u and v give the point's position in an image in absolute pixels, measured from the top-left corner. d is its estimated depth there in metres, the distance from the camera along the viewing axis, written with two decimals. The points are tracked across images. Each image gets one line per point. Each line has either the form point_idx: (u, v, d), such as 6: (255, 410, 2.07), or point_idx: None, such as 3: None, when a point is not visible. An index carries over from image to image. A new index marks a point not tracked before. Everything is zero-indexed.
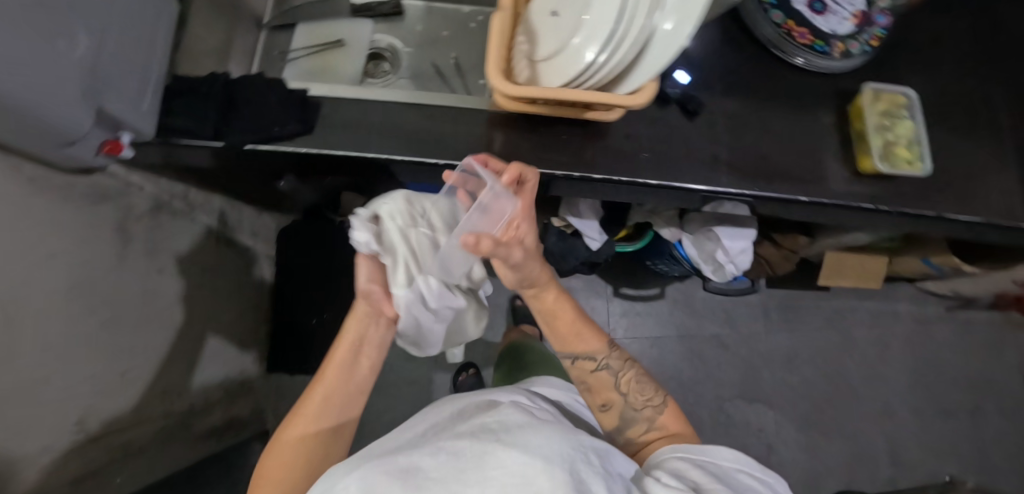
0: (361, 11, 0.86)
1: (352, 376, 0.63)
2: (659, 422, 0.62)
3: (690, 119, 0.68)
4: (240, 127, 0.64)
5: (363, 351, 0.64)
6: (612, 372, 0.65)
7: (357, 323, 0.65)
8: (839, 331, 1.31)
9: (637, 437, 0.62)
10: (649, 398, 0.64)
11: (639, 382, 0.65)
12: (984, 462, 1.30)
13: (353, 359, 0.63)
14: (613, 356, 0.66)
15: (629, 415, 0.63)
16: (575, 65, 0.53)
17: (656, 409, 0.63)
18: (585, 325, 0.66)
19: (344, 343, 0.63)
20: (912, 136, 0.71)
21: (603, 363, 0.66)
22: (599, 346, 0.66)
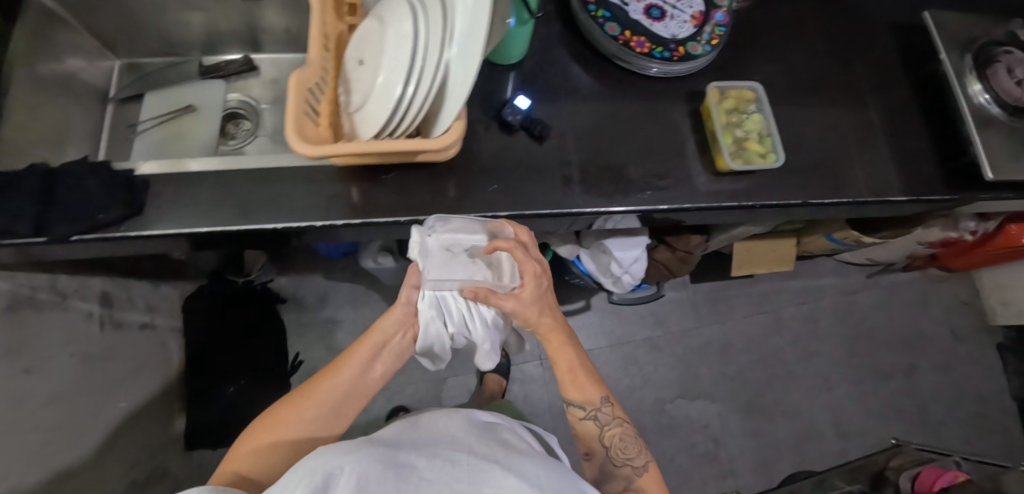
0: (210, 72, 0.83)
1: (362, 379, 0.65)
2: (635, 483, 0.65)
3: (538, 144, 0.68)
4: (63, 219, 0.60)
5: (379, 358, 0.66)
6: (599, 425, 0.67)
7: (383, 330, 0.66)
8: (767, 315, 1.32)
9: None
10: (631, 458, 0.66)
11: (625, 441, 0.67)
12: (929, 421, 1.31)
13: (367, 366, 0.65)
14: (604, 411, 0.67)
15: (609, 470, 0.67)
16: (379, 115, 0.52)
17: (637, 469, 0.66)
18: (586, 375, 0.67)
19: (364, 345, 0.65)
20: (762, 129, 0.72)
21: (592, 415, 0.67)
22: (593, 398, 0.67)
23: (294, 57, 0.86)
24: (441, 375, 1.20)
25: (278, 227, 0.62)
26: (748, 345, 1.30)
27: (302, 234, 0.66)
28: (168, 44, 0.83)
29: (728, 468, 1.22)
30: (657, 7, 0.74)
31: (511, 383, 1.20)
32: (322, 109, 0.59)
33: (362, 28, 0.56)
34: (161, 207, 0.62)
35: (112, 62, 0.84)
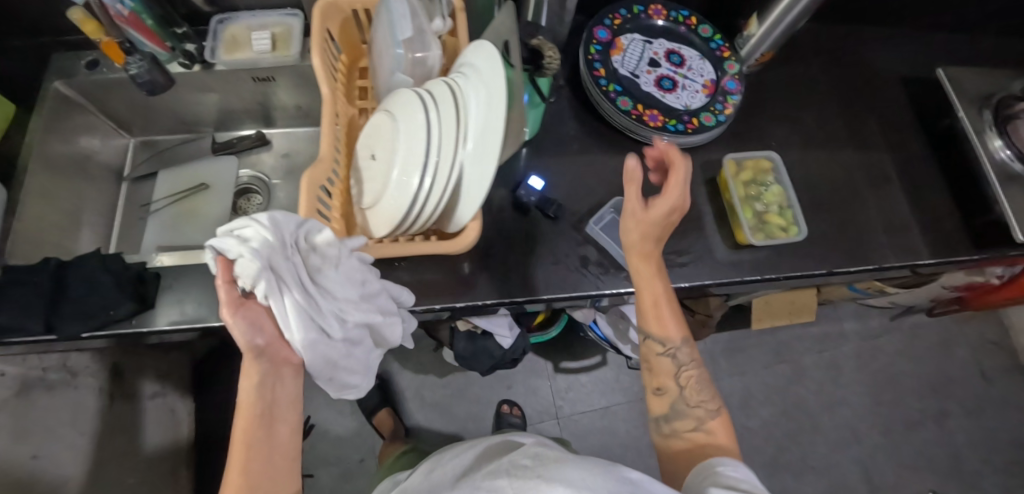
0: (221, 149, 0.83)
1: (272, 442, 0.46)
2: (709, 426, 0.55)
3: (553, 225, 0.67)
4: (71, 315, 0.59)
5: (275, 415, 0.47)
6: (678, 362, 0.58)
7: (254, 391, 0.45)
8: (789, 365, 1.28)
9: (683, 433, 0.56)
10: (704, 400, 0.57)
11: (705, 388, 0.57)
12: (968, 474, 1.23)
13: (268, 428, 0.46)
14: (684, 351, 0.59)
15: (679, 411, 0.57)
16: (392, 215, 0.51)
17: (710, 413, 0.56)
18: (674, 314, 0.58)
19: (244, 416, 0.44)
20: (782, 202, 0.70)
21: (673, 354, 0.58)
22: (679, 337, 0.58)
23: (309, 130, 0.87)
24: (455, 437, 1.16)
25: None
26: (770, 397, 1.25)
27: None
28: (181, 122, 0.84)
29: None
30: (669, 78, 0.73)
31: None
32: (336, 199, 0.59)
33: (375, 123, 0.55)
34: (175, 302, 0.62)
35: (127, 140, 0.85)
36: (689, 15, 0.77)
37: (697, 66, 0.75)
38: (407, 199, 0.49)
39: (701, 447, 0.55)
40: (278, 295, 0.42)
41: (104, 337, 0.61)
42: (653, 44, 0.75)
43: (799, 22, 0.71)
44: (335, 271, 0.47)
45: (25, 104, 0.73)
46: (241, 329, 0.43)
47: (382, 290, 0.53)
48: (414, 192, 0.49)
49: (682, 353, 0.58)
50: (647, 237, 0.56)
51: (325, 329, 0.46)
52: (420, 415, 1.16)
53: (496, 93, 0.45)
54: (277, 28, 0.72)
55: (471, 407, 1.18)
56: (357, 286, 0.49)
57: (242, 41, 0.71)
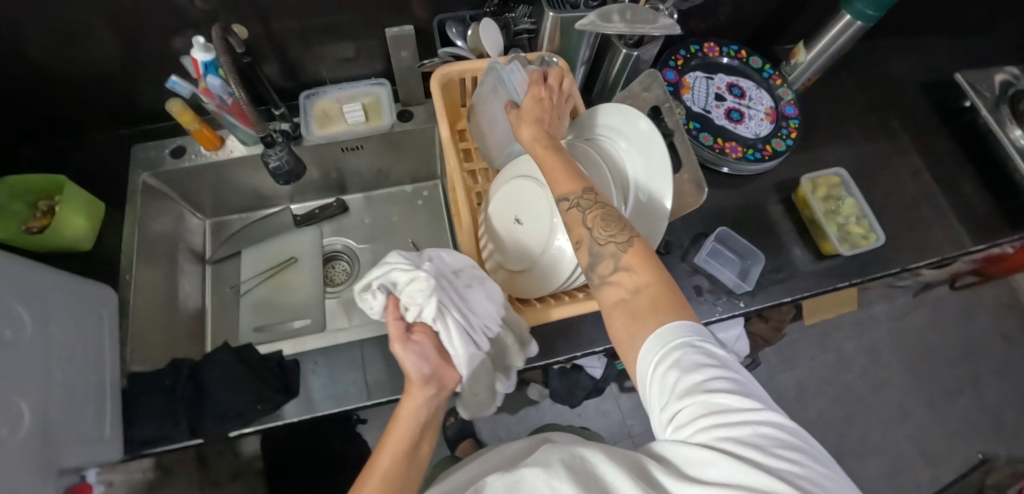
0: (305, 221, 0.84)
1: (410, 468, 0.45)
2: (627, 261, 0.43)
3: (666, 258, 0.72)
4: (218, 415, 0.58)
5: (423, 437, 0.47)
6: (579, 212, 0.46)
7: (414, 408, 0.47)
8: (832, 353, 1.35)
9: (603, 278, 0.43)
10: (615, 234, 0.44)
11: (615, 220, 0.45)
12: (1006, 431, 1.33)
13: (412, 447, 0.46)
14: (586, 196, 0.46)
15: (596, 256, 0.44)
16: (560, 274, 0.54)
17: (622, 245, 0.43)
18: (562, 161, 0.49)
19: (399, 428, 0.46)
20: (858, 212, 0.76)
21: (577, 202, 0.46)
22: (581, 184, 0.47)
23: (363, 196, 0.88)
24: None
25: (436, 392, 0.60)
26: (822, 387, 1.32)
27: None
28: (259, 198, 0.84)
29: None
30: (736, 109, 0.79)
31: None
32: None
33: (514, 188, 0.58)
34: (318, 384, 0.62)
35: (202, 221, 0.83)
36: (739, 49, 0.83)
37: (756, 96, 0.81)
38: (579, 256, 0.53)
39: (632, 296, 0.41)
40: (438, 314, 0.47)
41: (252, 433, 0.60)
42: (714, 80, 0.81)
43: (847, 47, 0.78)
44: (475, 293, 0.50)
45: (110, 201, 0.72)
46: (408, 356, 0.46)
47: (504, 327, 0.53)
48: None
49: (584, 199, 0.46)
50: (533, 120, 0.52)
51: (479, 345, 0.49)
52: None
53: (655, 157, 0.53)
54: (367, 99, 0.75)
55: None
56: (496, 303, 0.51)
57: (333, 115, 0.74)
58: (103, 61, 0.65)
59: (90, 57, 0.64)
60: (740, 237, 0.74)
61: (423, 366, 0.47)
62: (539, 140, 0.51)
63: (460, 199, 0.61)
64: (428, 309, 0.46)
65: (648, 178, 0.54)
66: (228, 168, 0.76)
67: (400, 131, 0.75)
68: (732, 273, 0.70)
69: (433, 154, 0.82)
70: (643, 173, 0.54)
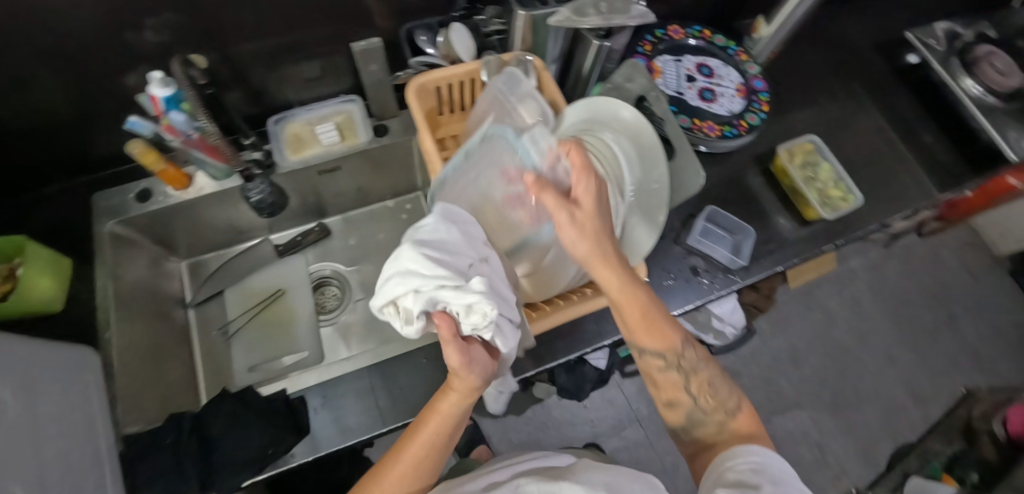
0: (287, 250, 0.81)
1: (434, 449, 0.50)
2: (732, 427, 0.53)
3: (659, 244, 0.71)
4: (228, 465, 0.55)
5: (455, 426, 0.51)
6: (682, 373, 0.54)
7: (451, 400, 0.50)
8: (817, 311, 1.39)
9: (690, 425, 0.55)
10: (723, 402, 0.54)
11: (717, 389, 0.54)
12: (984, 362, 1.41)
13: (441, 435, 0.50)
14: (687, 358, 0.54)
15: (697, 419, 0.55)
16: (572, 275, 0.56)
17: (731, 413, 0.54)
18: (659, 319, 0.53)
19: (437, 417, 0.50)
20: (834, 176, 0.78)
21: (677, 366, 0.54)
22: (672, 347, 0.53)
23: (341, 217, 0.85)
24: None
25: None
26: (813, 345, 1.36)
27: None
28: (235, 232, 0.80)
29: (838, 469, 1.26)
30: (707, 89, 0.80)
31: (619, 454, 1.19)
32: None
33: None
34: (330, 419, 0.59)
35: (177, 264, 0.79)
36: (703, 29, 0.84)
37: (725, 73, 0.81)
38: None
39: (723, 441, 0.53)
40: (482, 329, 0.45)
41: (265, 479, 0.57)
42: (683, 62, 0.82)
43: (805, 17, 0.80)
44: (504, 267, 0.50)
45: (77, 256, 0.67)
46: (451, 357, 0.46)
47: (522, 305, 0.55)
48: None
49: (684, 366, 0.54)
50: (594, 236, 0.47)
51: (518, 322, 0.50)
52: None
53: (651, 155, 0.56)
54: (339, 118, 0.72)
55: (559, 436, 1.18)
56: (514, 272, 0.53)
57: (306, 138, 0.71)
58: (51, 108, 0.60)
59: (36, 105, 0.59)
60: (727, 213, 0.75)
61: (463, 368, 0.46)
62: (622, 281, 0.49)
63: None
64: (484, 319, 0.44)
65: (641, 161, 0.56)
66: (199, 206, 0.72)
67: (377, 147, 0.73)
68: (726, 250, 0.70)
69: (414, 167, 0.80)
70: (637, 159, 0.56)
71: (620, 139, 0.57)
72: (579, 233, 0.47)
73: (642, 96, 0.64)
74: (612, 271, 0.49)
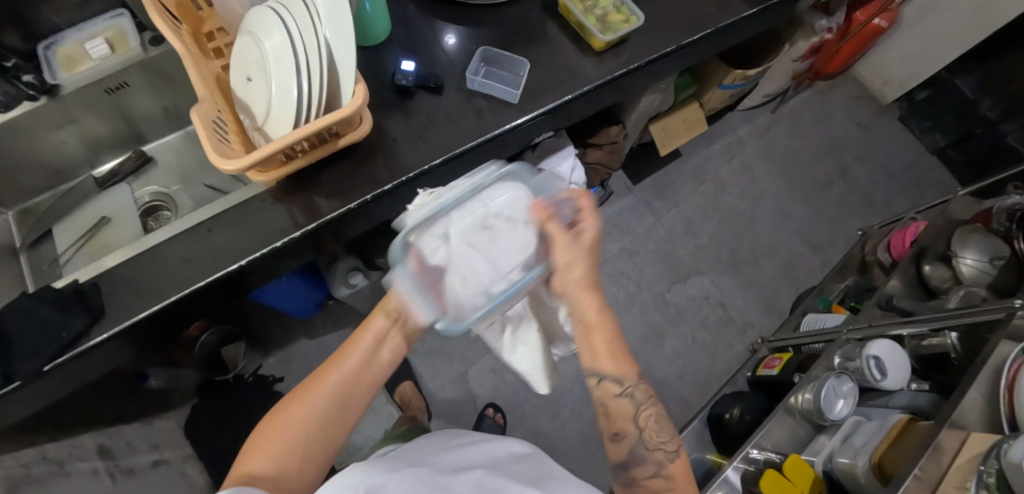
0: (107, 181, 0.82)
1: (368, 364, 0.58)
2: (667, 470, 0.57)
3: (439, 93, 0.72)
4: (28, 353, 0.59)
5: (385, 341, 0.60)
6: (635, 402, 0.57)
7: (385, 312, 0.61)
8: (708, 182, 1.43)
9: (640, 481, 0.58)
10: (664, 440, 0.58)
11: (664, 431, 0.58)
12: (873, 203, 1.47)
13: (374, 346, 0.59)
14: (639, 390, 0.57)
15: (639, 456, 0.57)
16: (288, 104, 0.55)
17: (670, 456, 0.58)
18: (620, 349, 0.56)
19: (366, 332, 0.59)
20: (615, 2, 0.80)
21: (629, 393, 0.56)
22: (630, 373, 0.56)
23: (181, 133, 0.87)
24: (460, 370, 1.20)
25: (243, 263, 0.63)
26: (707, 214, 1.39)
27: (263, 265, 0.67)
28: (52, 173, 0.80)
29: (742, 323, 1.31)
30: None
31: None
32: (229, 139, 0.60)
33: (241, 49, 0.59)
34: (125, 301, 0.62)
35: (4, 215, 0.80)
36: None
37: None
38: (296, 77, 0.54)
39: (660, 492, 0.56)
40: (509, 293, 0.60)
41: (72, 361, 0.61)
42: None
43: None
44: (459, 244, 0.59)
45: None
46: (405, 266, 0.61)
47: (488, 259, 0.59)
48: (297, 68, 0.54)
49: (637, 392, 0.57)
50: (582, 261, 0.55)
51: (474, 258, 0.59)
52: (425, 366, 1.20)
53: None
54: (110, 33, 0.74)
55: (466, 338, 1.22)
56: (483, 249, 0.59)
57: (78, 56, 0.72)
58: None
59: None
60: (506, 54, 0.76)
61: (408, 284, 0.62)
62: (599, 307, 0.55)
63: (191, 74, 0.59)
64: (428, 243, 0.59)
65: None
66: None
67: (156, 55, 0.74)
68: (506, 85, 0.73)
69: None
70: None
71: None
72: (577, 257, 0.55)
73: None
74: (589, 293, 0.55)
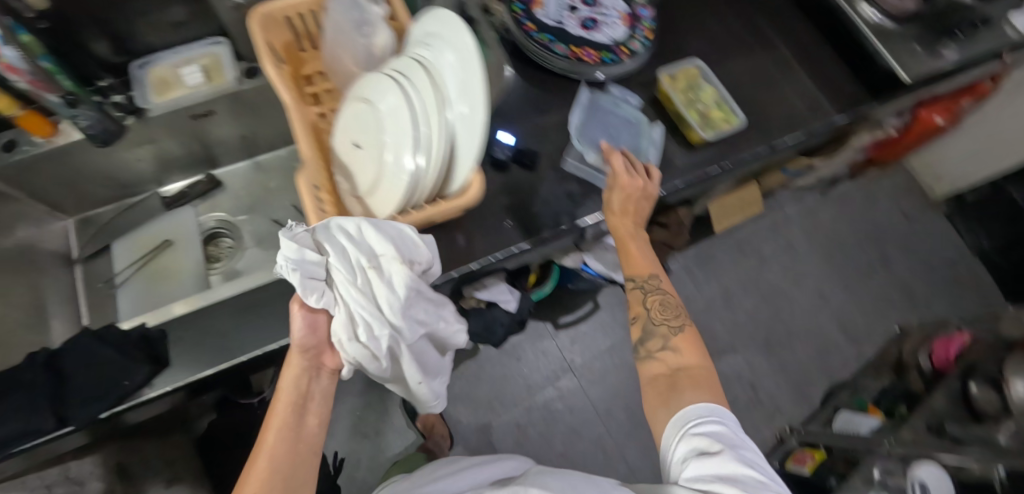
0: (175, 202, 0.81)
1: (298, 442, 0.51)
2: (673, 342, 0.60)
3: (531, 170, 0.71)
4: (83, 398, 0.55)
5: (309, 408, 0.54)
6: (646, 289, 0.65)
7: (294, 379, 0.53)
8: (752, 256, 1.41)
9: (652, 353, 0.61)
10: (669, 317, 0.63)
11: (668, 307, 0.64)
12: (914, 298, 1.45)
13: (297, 421, 0.52)
14: (654, 282, 0.65)
15: (650, 331, 0.62)
16: (400, 180, 0.52)
17: (673, 330, 0.62)
18: (638, 248, 0.66)
19: (282, 403, 0.52)
20: (717, 98, 0.78)
21: (642, 285, 0.65)
22: (647, 271, 0.65)
23: (250, 162, 0.85)
24: (484, 418, 1.18)
25: None
26: (748, 289, 1.38)
27: None
28: (120, 186, 0.79)
29: (772, 407, 1.28)
30: (590, 18, 0.78)
31: (553, 404, 1.20)
32: (327, 202, 0.59)
33: (351, 114, 0.58)
34: (191, 352, 0.59)
35: (64, 222, 0.78)
36: None
37: (609, 2, 0.79)
38: (411, 154, 0.51)
39: (671, 367, 0.58)
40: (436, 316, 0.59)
41: (126, 410, 0.57)
42: None
43: None
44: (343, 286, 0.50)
45: None
46: (298, 327, 0.52)
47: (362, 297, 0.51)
48: (414, 144, 0.51)
49: (648, 283, 0.65)
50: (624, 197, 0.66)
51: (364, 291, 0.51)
52: (449, 409, 1.17)
53: (466, 52, 0.50)
54: (205, 60, 0.72)
55: (492, 387, 1.20)
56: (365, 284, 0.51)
57: (172, 80, 0.70)
58: None
59: None
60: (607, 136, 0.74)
61: (309, 342, 0.53)
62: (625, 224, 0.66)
63: (299, 134, 0.58)
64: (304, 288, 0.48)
65: (463, 74, 0.51)
66: (70, 156, 0.70)
67: (249, 88, 0.72)
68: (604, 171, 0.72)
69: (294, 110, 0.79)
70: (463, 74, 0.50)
71: (454, 59, 0.52)
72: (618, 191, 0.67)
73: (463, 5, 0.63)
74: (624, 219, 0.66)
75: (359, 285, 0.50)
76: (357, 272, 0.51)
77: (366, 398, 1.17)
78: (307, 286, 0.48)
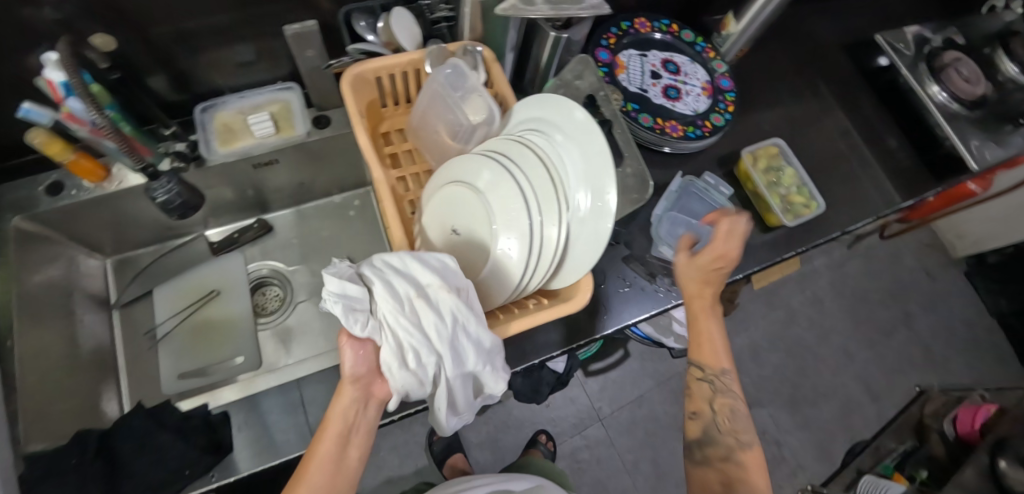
0: (222, 247, 0.77)
1: (340, 477, 0.42)
2: (739, 457, 0.56)
3: (612, 249, 0.68)
4: (139, 487, 0.51)
5: (352, 441, 0.44)
6: (714, 387, 0.58)
7: (340, 408, 0.43)
8: (779, 309, 1.42)
9: (712, 461, 0.57)
10: (738, 429, 0.57)
11: (738, 417, 0.57)
12: (934, 360, 1.46)
13: (338, 454, 0.43)
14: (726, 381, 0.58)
15: (711, 437, 0.57)
16: (511, 278, 0.50)
17: (741, 445, 0.57)
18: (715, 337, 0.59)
19: (326, 436, 0.43)
20: (798, 181, 0.77)
21: (712, 381, 0.58)
22: (720, 366, 0.58)
23: (294, 210, 0.81)
24: None
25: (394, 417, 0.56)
26: (775, 342, 1.38)
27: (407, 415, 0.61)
28: (164, 229, 0.74)
29: (794, 464, 1.28)
30: (672, 87, 0.75)
31: (580, 453, 1.18)
32: None
33: (447, 197, 0.54)
34: (257, 436, 0.55)
35: (102, 262, 0.73)
36: (671, 23, 0.80)
37: (691, 70, 0.77)
38: (526, 253, 0.49)
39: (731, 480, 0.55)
40: (495, 357, 0.48)
41: None
42: (649, 57, 0.77)
43: (775, 15, 0.75)
44: (388, 317, 0.42)
45: None
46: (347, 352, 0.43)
47: (411, 328, 0.42)
48: (529, 243, 0.48)
49: (718, 381, 0.58)
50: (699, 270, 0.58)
51: (411, 320, 0.43)
52: (478, 455, 1.15)
53: (593, 149, 0.48)
54: (274, 107, 0.67)
55: (521, 433, 1.18)
56: (412, 313, 0.43)
57: (237, 129, 0.66)
58: None
59: None
60: (694, 204, 0.74)
61: (361, 371, 0.43)
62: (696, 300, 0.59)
63: (390, 214, 0.53)
64: (349, 321, 0.40)
65: (587, 171, 0.49)
66: (117, 200, 0.65)
67: (318, 139, 0.68)
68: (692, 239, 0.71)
69: (358, 160, 0.75)
70: (590, 165, 0.49)
71: (575, 153, 0.50)
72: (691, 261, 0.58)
73: (592, 95, 0.57)
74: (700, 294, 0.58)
75: (406, 315, 0.42)
76: (403, 300, 0.43)
77: (393, 438, 1.14)
78: (349, 319, 0.40)
